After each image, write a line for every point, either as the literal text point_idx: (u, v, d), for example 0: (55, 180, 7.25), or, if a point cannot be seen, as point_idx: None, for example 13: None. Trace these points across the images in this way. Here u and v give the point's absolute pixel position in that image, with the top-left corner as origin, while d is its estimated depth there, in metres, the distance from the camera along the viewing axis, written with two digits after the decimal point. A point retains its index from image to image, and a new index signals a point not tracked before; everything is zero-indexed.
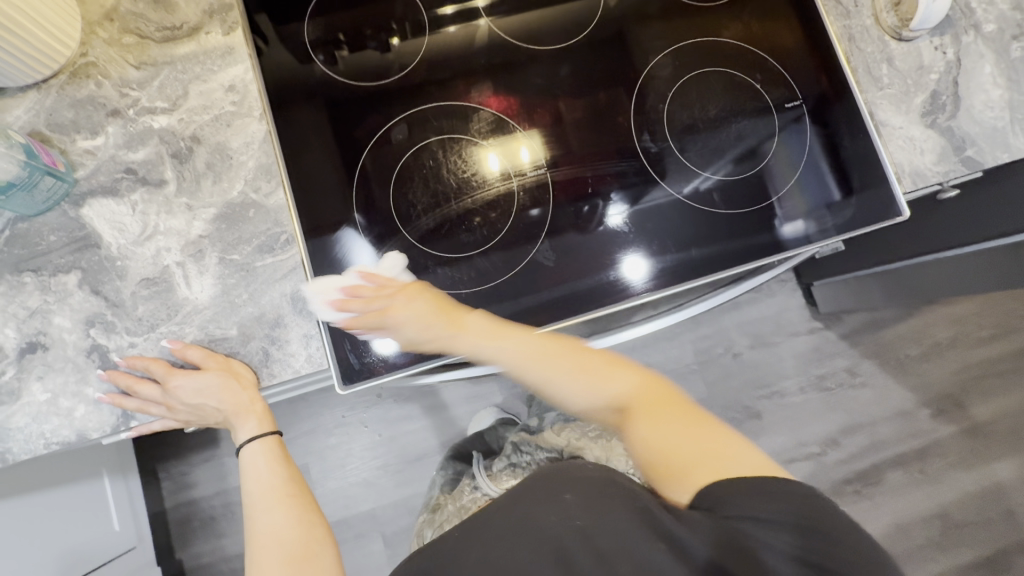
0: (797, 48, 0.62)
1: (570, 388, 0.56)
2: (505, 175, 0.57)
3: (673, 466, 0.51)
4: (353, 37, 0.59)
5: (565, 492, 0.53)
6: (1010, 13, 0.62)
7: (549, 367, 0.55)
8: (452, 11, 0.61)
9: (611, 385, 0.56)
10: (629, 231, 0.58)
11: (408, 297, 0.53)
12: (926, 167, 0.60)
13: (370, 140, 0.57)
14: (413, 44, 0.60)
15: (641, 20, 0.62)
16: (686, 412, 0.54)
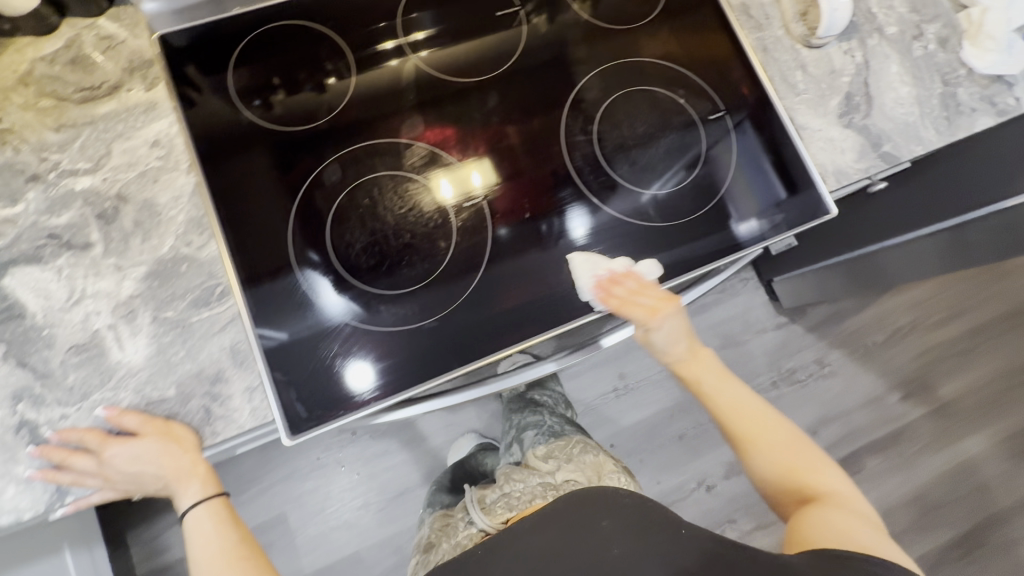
0: (716, 62, 0.65)
1: (776, 463, 0.63)
2: (455, 203, 0.58)
3: (823, 534, 0.55)
4: (288, 82, 0.60)
5: (599, 518, 0.57)
6: (908, 15, 0.68)
7: (775, 441, 0.64)
8: (392, 46, 0.62)
9: (822, 478, 0.62)
10: (589, 243, 0.59)
11: (672, 308, 0.59)
12: (847, 166, 0.62)
13: (303, 183, 0.57)
14: (347, 85, 0.60)
15: (564, 48, 0.64)
16: (857, 517, 0.57)
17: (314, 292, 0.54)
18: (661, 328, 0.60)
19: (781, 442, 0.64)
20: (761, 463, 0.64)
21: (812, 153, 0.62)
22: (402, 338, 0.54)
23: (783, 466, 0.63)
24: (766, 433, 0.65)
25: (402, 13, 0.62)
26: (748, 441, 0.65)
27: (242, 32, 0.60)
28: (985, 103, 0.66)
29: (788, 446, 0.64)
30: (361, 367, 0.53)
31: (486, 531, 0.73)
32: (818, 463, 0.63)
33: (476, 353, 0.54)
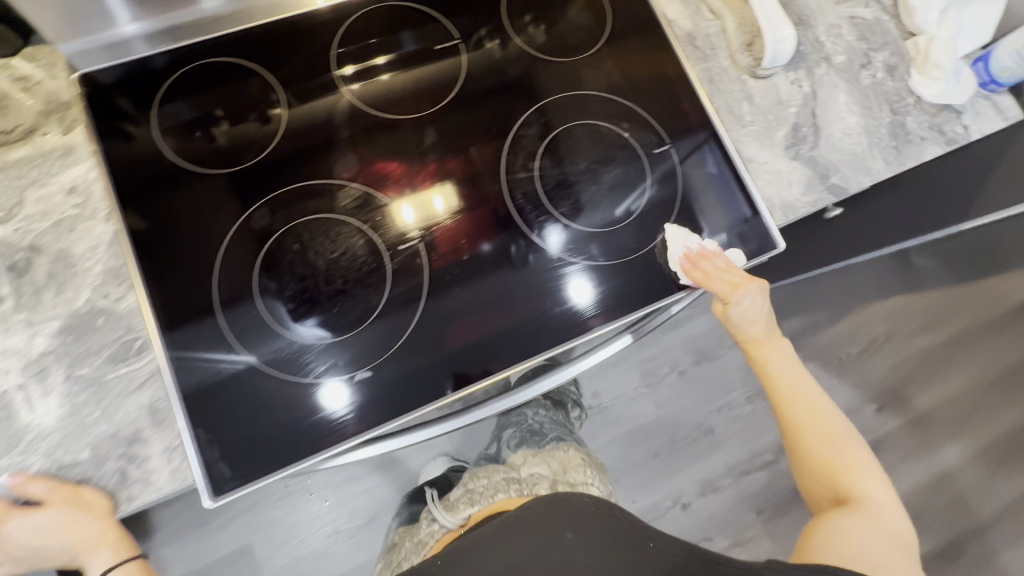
0: (662, 94, 0.64)
1: (821, 458, 0.61)
2: (416, 229, 0.57)
3: (840, 544, 0.54)
4: (232, 112, 0.58)
5: (563, 530, 0.53)
6: (857, 43, 0.67)
7: (825, 438, 0.61)
8: (352, 70, 0.60)
9: (862, 485, 0.60)
10: (567, 254, 0.57)
11: (756, 289, 0.57)
12: (795, 199, 0.61)
13: (231, 229, 0.55)
14: (287, 118, 0.58)
15: (505, 81, 0.62)
16: (884, 533, 0.56)
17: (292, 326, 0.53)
18: (740, 308, 0.58)
19: (830, 440, 0.61)
20: (806, 455, 0.62)
21: (759, 186, 0.61)
22: (332, 392, 0.52)
23: (827, 466, 0.61)
24: (817, 428, 0.62)
25: (357, 40, 0.61)
26: (799, 430, 0.62)
27: (173, 67, 0.58)
28: (933, 131, 0.65)
29: (837, 445, 0.61)
30: (337, 385, 0.52)
31: (450, 531, 0.69)
32: (862, 470, 0.61)
33: (410, 402, 0.52)
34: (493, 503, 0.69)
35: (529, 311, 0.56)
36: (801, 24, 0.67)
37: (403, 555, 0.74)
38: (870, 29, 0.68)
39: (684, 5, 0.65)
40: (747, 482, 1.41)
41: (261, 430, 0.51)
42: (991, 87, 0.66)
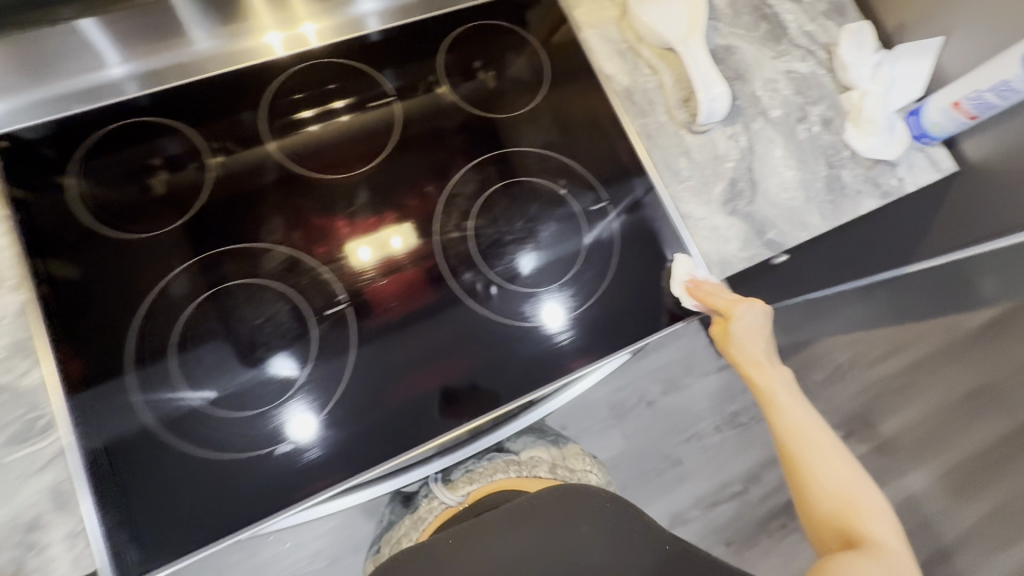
0: (598, 152, 0.65)
1: (827, 494, 0.52)
2: (374, 266, 0.58)
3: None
4: (169, 161, 0.60)
5: (578, 521, 0.50)
6: (793, 97, 0.68)
7: (834, 475, 0.52)
8: (311, 113, 0.63)
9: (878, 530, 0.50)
10: (537, 276, 0.59)
11: (752, 308, 0.57)
12: (733, 255, 0.61)
13: (151, 296, 0.55)
14: (226, 165, 0.60)
15: (439, 138, 0.63)
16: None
17: (267, 360, 0.54)
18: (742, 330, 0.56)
19: (843, 477, 0.52)
20: (815, 500, 0.52)
21: (696, 243, 0.61)
22: (250, 467, 0.51)
23: (840, 514, 0.51)
24: (826, 465, 0.53)
25: (299, 90, 0.63)
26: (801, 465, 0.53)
27: (103, 122, 0.60)
28: (869, 184, 0.66)
29: (847, 483, 0.52)
30: (304, 416, 0.53)
31: (450, 507, 0.67)
32: (881, 515, 0.51)
33: (332, 473, 0.51)
34: (494, 482, 0.68)
35: (456, 376, 0.56)
36: (738, 79, 0.67)
37: (400, 534, 0.71)
38: (805, 83, 0.69)
39: (622, 60, 0.66)
40: (716, 513, 1.40)
41: (177, 505, 0.50)
42: (924, 140, 0.67)
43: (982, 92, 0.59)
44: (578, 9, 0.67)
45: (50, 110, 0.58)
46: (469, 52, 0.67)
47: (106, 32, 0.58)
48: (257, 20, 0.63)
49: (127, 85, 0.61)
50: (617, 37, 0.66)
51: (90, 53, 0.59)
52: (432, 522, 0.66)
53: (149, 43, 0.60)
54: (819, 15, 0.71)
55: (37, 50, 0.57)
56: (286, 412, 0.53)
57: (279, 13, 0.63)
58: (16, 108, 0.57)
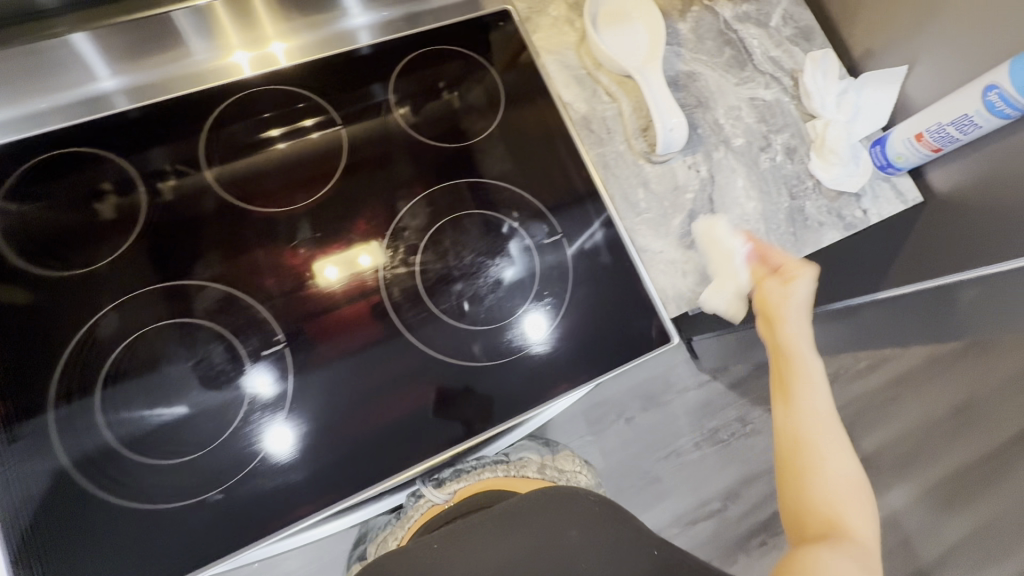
0: (553, 179, 0.62)
1: (818, 479, 0.46)
2: (342, 283, 0.57)
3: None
4: (119, 185, 0.58)
5: (565, 526, 0.47)
6: (756, 125, 0.66)
7: (834, 460, 0.46)
8: (279, 132, 0.62)
9: (866, 530, 0.44)
10: (519, 289, 0.58)
11: (803, 279, 0.52)
12: (688, 290, 0.60)
13: (75, 339, 0.53)
14: (179, 188, 0.59)
15: (388, 169, 0.61)
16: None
17: (246, 373, 0.53)
18: (787, 295, 0.52)
19: (846, 467, 0.46)
20: (810, 480, 0.46)
21: (653, 277, 0.60)
22: (173, 519, 0.49)
23: (832, 500, 0.45)
24: (834, 450, 0.47)
25: (249, 115, 0.61)
26: (800, 441, 0.47)
27: (41, 149, 0.58)
28: (833, 216, 0.65)
29: (844, 473, 0.46)
30: (281, 429, 0.52)
31: (435, 505, 0.65)
32: (871, 516, 0.45)
33: (254, 528, 0.49)
34: (480, 482, 0.66)
35: (394, 420, 0.53)
36: (700, 106, 0.66)
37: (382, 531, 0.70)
38: (769, 111, 0.67)
39: (580, 86, 0.64)
40: (696, 530, 1.39)
41: (84, 562, 0.48)
42: (889, 170, 0.66)
43: (944, 125, 0.58)
44: (535, 35, 0.66)
45: (27, 124, 0.58)
46: (427, 75, 0.65)
47: (98, 45, 0.58)
48: (224, 40, 0.63)
49: (115, 98, 0.60)
50: (575, 63, 0.65)
51: (80, 66, 0.59)
52: (418, 518, 0.65)
53: (140, 56, 0.60)
54: (785, 40, 0.70)
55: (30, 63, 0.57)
56: (263, 425, 0.52)
57: (246, 33, 0.63)
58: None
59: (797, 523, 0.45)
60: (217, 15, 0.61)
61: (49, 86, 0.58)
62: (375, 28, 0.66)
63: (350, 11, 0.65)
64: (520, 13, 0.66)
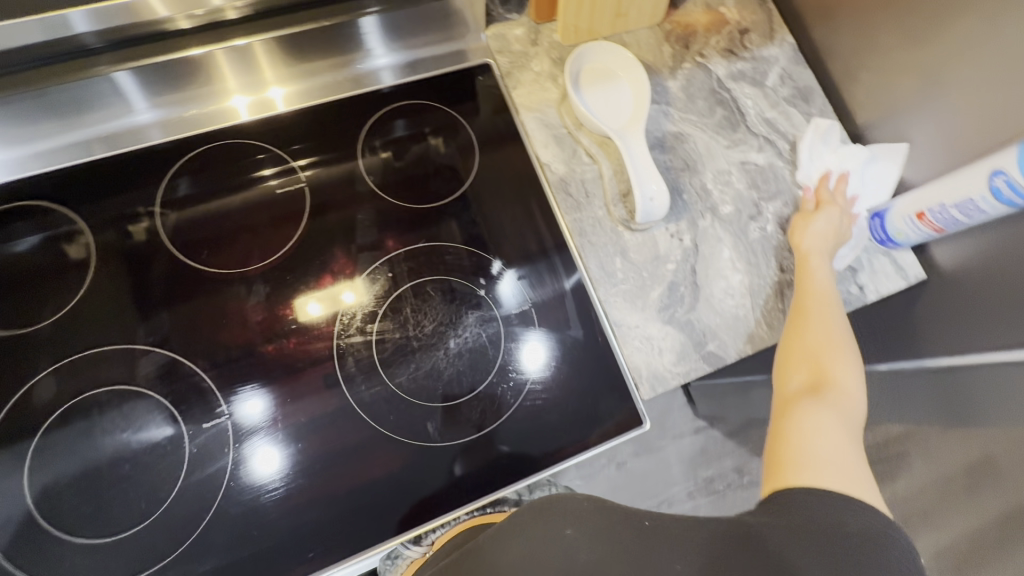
0: (523, 242, 0.60)
1: (814, 332, 0.52)
2: (327, 321, 0.56)
3: (789, 456, 0.44)
4: (90, 228, 0.57)
5: (560, 525, 0.40)
6: (747, 191, 0.63)
7: (824, 328, 0.52)
8: (272, 172, 0.61)
9: (847, 384, 0.49)
10: (516, 320, 0.57)
11: (838, 217, 0.59)
12: (664, 369, 0.56)
13: (8, 402, 0.51)
14: (151, 231, 0.58)
15: (353, 229, 0.59)
16: (850, 429, 0.47)
17: (234, 401, 0.53)
18: (823, 216, 0.58)
19: (835, 340, 0.51)
20: (800, 345, 0.51)
21: (625, 354, 0.56)
22: None
23: (817, 359, 0.50)
24: (827, 325, 0.52)
25: (222, 164, 0.60)
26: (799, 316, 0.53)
27: (14, 190, 0.56)
28: None
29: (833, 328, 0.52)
30: (269, 449, 0.52)
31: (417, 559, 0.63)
32: (855, 379, 0.50)
33: None
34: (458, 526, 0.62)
35: (338, 501, 0.52)
36: (687, 170, 0.62)
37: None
38: (763, 177, 0.63)
39: (560, 146, 0.62)
40: None
41: None
42: (889, 244, 0.62)
43: (947, 206, 0.54)
44: (515, 91, 0.63)
45: (63, 155, 0.57)
46: (407, 128, 0.63)
47: (139, 80, 0.56)
48: (222, 83, 0.59)
49: (152, 131, 0.59)
50: (556, 122, 0.62)
51: (118, 98, 0.57)
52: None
53: (154, 92, 0.58)
54: (781, 100, 0.67)
55: (64, 102, 0.54)
56: (246, 456, 0.52)
57: (246, 78, 0.60)
58: (31, 152, 0.56)
59: (785, 371, 0.51)
60: (216, 64, 0.57)
61: (86, 117, 0.57)
62: (352, 78, 0.64)
63: (373, 52, 0.63)
64: (502, 67, 0.64)
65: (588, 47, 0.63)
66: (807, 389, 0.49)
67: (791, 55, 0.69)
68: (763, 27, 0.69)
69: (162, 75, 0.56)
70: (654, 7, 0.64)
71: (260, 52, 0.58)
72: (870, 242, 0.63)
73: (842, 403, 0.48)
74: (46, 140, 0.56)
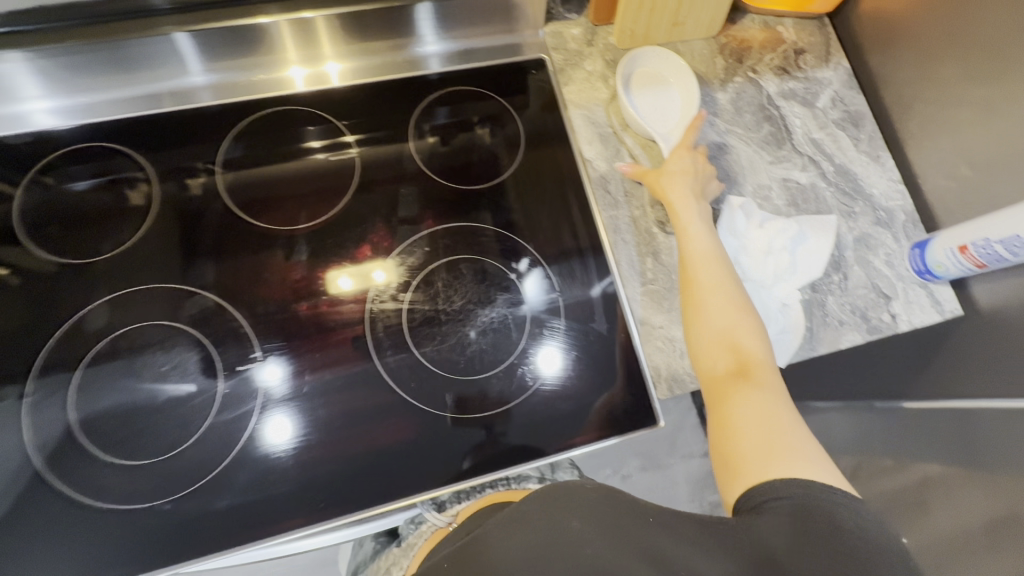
0: (558, 234, 0.61)
1: (718, 313, 0.51)
2: (357, 291, 0.58)
3: (738, 448, 0.45)
4: (150, 176, 0.61)
5: (566, 518, 0.41)
6: (785, 207, 0.63)
7: (723, 303, 0.51)
8: (319, 143, 0.64)
9: (762, 351, 0.50)
10: (536, 320, 0.58)
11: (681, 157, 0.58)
12: (683, 372, 0.56)
13: (64, 325, 0.54)
14: (205, 186, 0.61)
15: (395, 202, 0.62)
16: (782, 399, 0.48)
17: (256, 366, 0.55)
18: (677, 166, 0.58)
19: (735, 324, 0.51)
20: (708, 344, 0.50)
21: (646, 352, 0.57)
22: (120, 520, 0.50)
23: (726, 346, 0.50)
24: (725, 323, 0.50)
25: (279, 128, 0.63)
26: (700, 297, 0.52)
27: (92, 134, 0.61)
28: (856, 316, 0.60)
29: (729, 299, 0.51)
30: (280, 421, 0.54)
31: (439, 528, 0.62)
32: (763, 344, 0.51)
33: (190, 544, 0.50)
34: (482, 498, 0.64)
35: (354, 458, 0.53)
36: (729, 181, 0.63)
37: (389, 562, 0.65)
38: (803, 196, 0.63)
39: (603, 144, 0.63)
40: None
41: (23, 544, 0.49)
42: (927, 277, 0.61)
43: (991, 241, 0.53)
44: (566, 87, 0.65)
45: (126, 107, 0.61)
46: (456, 112, 0.66)
47: (196, 42, 0.59)
48: (282, 54, 0.63)
49: (202, 92, 0.63)
50: (602, 121, 0.64)
51: (175, 60, 0.61)
52: (423, 545, 0.62)
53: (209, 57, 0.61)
54: (830, 123, 0.67)
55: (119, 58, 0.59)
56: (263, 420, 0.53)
57: (304, 50, 0.63)
58: (91, 102, 0.61)
59: (706, 359, 0.50)
60: (279, 36, 0.61)
61: (145, 74, 0.61)
62: (412, 61, 0.67)
63: (423, 39, 0.66)
64: (556, 63, 0.66)
65: (641, 51, 0.64)
66: (730, 376, 0.49)
67: (845, 79, 0.69)
68: (819, 48, 0.69)
69: (220, 42, 0.60)
70: (712, 19, 0.65)
71: (320, 28, 0.61)
72: (908, 272, 0.62)
73: (770, 376, 0.48)
74: (114, 91, 0.61)
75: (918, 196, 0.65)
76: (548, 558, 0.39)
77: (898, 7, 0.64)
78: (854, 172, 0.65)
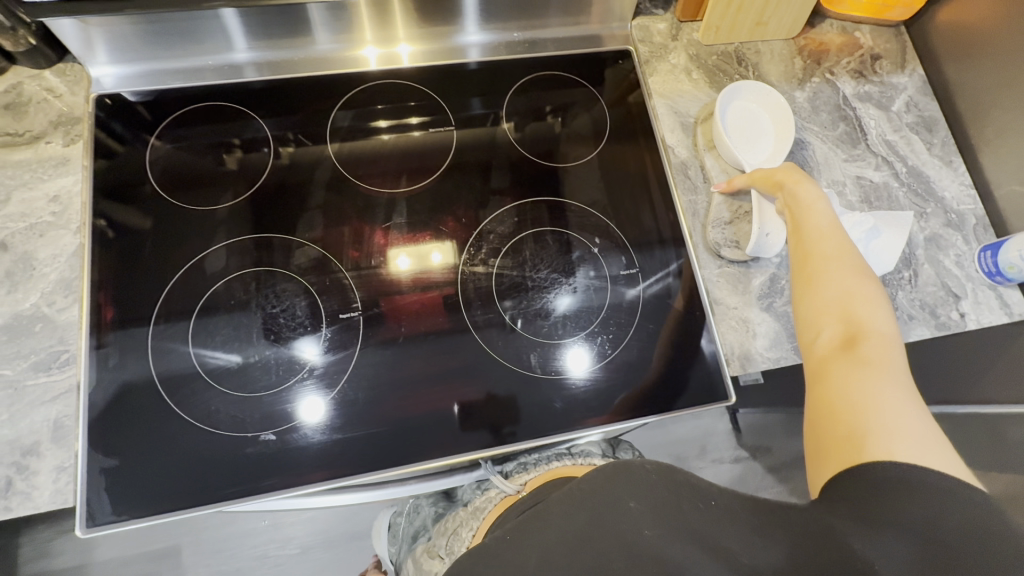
0: (638, 216, 0.64)
1: (828, 292, 0.51)
2: (419, 271, 0.61)
3: (839, 429, 0.43)
4: (247, 143, 0.65)
5: (622, 498, 0.40)
6: (859, 203, 0.65)
7: (836, 285, 0.51)
8: (385, 124, 0.67)
9: (880, 338, 0.48)
10: (586, 299, 0.61)
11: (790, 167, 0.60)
12: (756, 352, 0.59)
13: (184, 266, 0.59)
14: (294, 156, 0.65)
15: (485, 175, 0.65)
16: (896, 381, 0.44)
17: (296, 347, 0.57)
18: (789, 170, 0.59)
19: (849, 305, 0.50)
20: (813, 319, 0.51)
21: (721, 330, 0.60)
22: (229, 445, 0.54)
23: (836, 324, 0.49)
24: (835, 303, 0.50)
25: (375, 102, 0.68)
26: (812, 276, 0.52)
27: (204, 97, 0.65)
28: (925, 312, 0.61)
29: (844, 280, 0.51)
30: (314, 403, 0.55)
31: (508, 497, 0.61)
32: (884, 331, 0.48)
33: (291, 475, 0.53)
34: (548, 472, 0.62)
35: (440, 409, 0.56)
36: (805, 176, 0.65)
37: (457, 524, 0.64)
38: (878, 193, 0.65)
39: (684, 133, 0.67)
40: None
41: (143, 461, 0.52)
42: (997, 279, 0.62)
43: None
44: (651, 79, 0.69)
45: (180, 76, 0.66)
46: (539, 98, 0.69)
47: (242, 22, 0.63)
48: (359, 34, 0.67)
49: (245, 69, 0.67)
50: (684, 112, 0.68)
51: (221, 37, 0.64)
52: (491, 510, 0.61)
53: (269, 36, 0.65)
54: (904, 126, 0.69)
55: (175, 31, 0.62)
56: (303, 392, 0.56)
57: (379, 31, 0.68)
58: (151, 70, 0.65)
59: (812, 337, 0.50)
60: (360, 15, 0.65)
61: (196, 48, 0.65)
62: (503, 46, 0.71)
63: (466, 28, 0.69)
64: (641, 55, 0.70)
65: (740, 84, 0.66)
66: (834, 353, 0.47)
67: (920, 86, 0.72)
68: (895, 55, 0.72)
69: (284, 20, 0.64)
70: (794, 21, 0.68)
71: (396, 9, 0.65)
72: (977, 274, 0.64)
73: (884, 360, 0.46)
74: (181, 61, 0.65)
75: (989, 201, 0.67)
76: (599, 536, 0.38)
77: (977, 17, 0.66)
78: (926, 175, 0.67)
